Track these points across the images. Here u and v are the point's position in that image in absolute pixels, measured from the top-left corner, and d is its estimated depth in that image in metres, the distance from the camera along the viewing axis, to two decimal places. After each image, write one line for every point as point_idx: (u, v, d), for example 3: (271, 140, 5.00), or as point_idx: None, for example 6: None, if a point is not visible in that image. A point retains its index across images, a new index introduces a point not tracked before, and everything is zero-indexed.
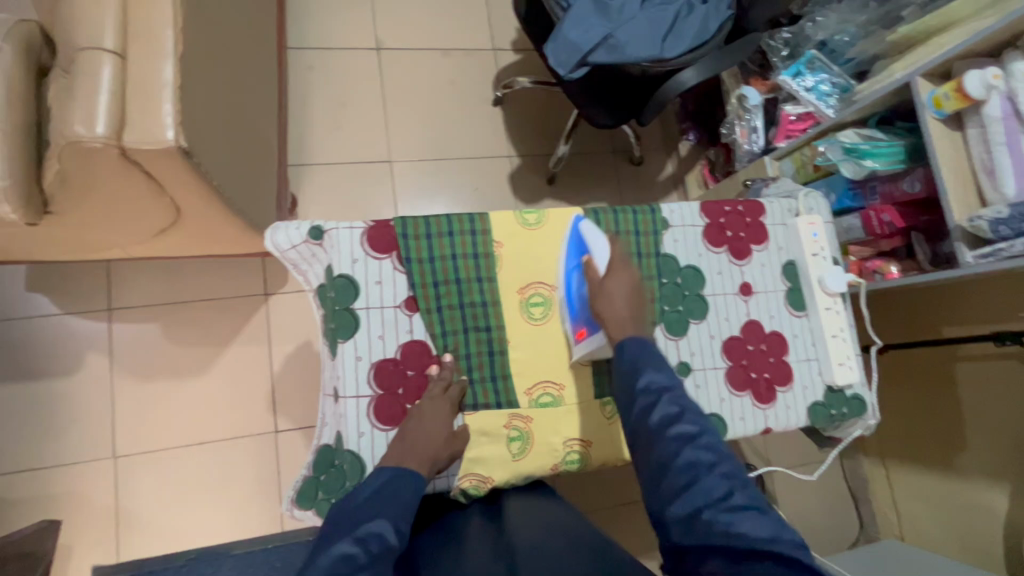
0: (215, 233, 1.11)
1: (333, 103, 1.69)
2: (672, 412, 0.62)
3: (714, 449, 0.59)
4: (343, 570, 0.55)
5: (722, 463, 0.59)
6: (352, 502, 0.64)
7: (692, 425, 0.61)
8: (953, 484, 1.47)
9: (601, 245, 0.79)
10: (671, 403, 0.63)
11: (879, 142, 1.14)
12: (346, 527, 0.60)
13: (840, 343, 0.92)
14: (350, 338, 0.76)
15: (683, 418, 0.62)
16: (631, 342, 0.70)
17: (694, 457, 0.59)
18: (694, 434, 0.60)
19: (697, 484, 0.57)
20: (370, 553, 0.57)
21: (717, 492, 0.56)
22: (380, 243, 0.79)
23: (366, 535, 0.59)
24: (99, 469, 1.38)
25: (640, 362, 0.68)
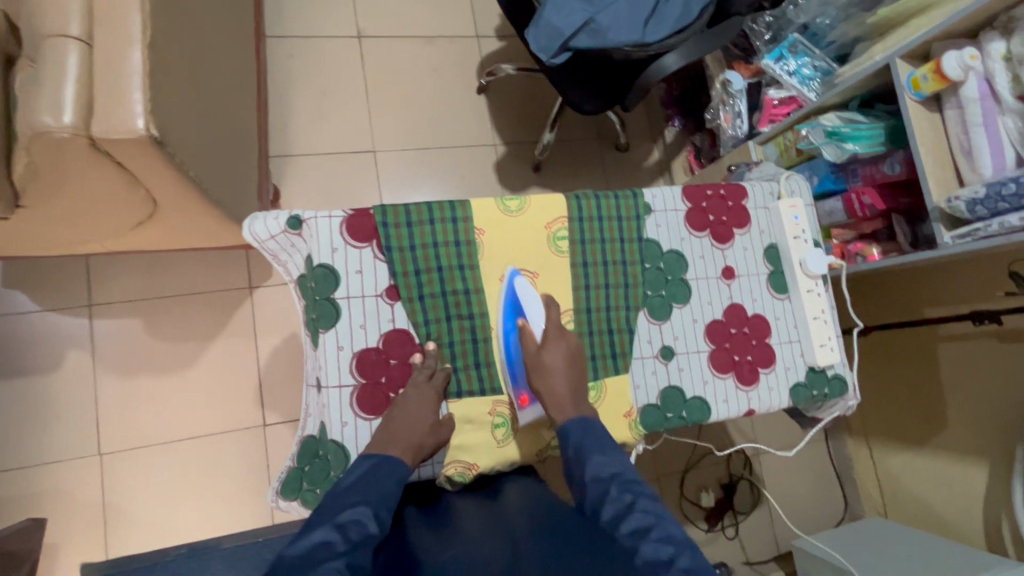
0: (195, 225, 1.09)
1: (314, 92, 1.67)
2: (611, 479, 0.63)
3: (654, 515, 0.59)
4: (321, 554, 0.55)
5: (663, 528, 0.57)
6: (337, 490, 0.64)
7: (630, 491, 0.61)
8: (935, 461, 1.51)
9: (535, 304, 0.80)
10: (611, 472, 0.64)
11: (859, 125, 1.14)
12: (327, 514, 0.60)
13: (822, 324, 0.93)
14: (332, 328, 0.76)
15: (621, 485, 0.62)
16: (573, 424, 0.70)
17: (634, 523, 0.57)
18: (632, 500, 0.60)
19: (639, 551, 0.55)
20: (349, 540, 0.57)
21: (660, 555, 0.54)
22: (359, 232, 0.78)
23: (345, 522, 0.59)
24: (84, 466, 1.37)
25: (578, 432, 0.69)
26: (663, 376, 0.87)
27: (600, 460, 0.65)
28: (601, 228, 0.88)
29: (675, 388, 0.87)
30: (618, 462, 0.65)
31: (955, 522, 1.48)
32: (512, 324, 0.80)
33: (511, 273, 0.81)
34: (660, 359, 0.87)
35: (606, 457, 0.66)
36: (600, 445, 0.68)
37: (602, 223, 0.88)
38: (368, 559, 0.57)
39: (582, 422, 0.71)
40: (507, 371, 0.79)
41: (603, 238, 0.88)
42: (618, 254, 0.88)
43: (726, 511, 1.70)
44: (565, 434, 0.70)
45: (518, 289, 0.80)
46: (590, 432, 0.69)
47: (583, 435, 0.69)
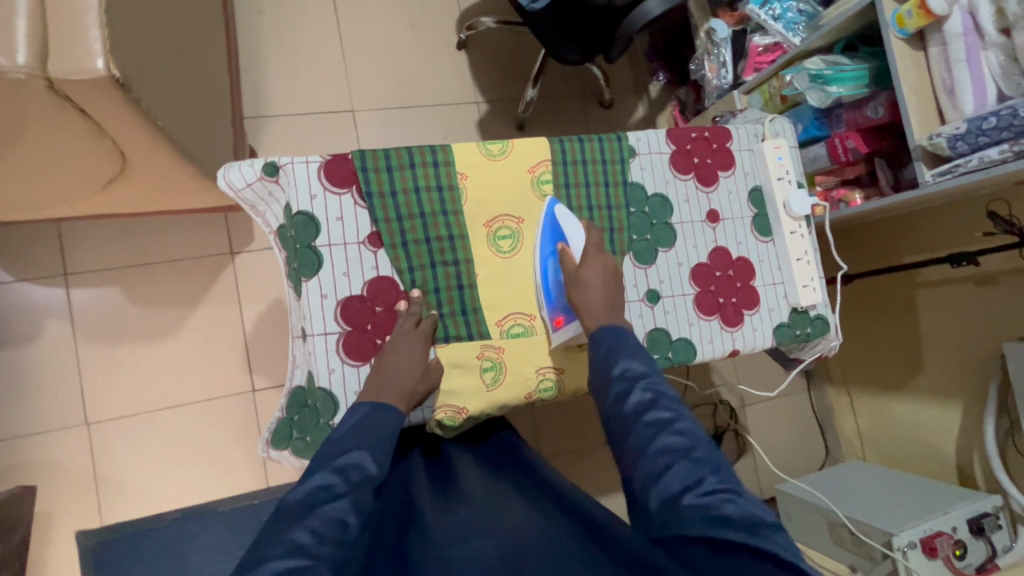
0: (168, 184, 1.06)
1: (287, 50, 1.60)
2: (635, 377, 0.65)
3: (675, 411, 0.61)
4: (321, 497, 0.56)
5: (683, 423, 0.60)
6: (336, 433, 0.65)
7: (653, 388, 0.63)
8: (914, 405, 1.56)
9: (575, 228, 0.81)
10: (638, 370, 0.65)
11: (843, 67, 1.13)
12: (326, 457, 0.61)
13: (805, 265, 0.94)
14: (314, 276, 0.74)
15: (646, 384, 0.64)
16: (603, 330, 0.71)
17: (656, 417, 0.60)
18: (655, 397, 0.62)
19: (657, 442, 0.58)
20: (350, 481, 0.58)
21: (676, 444, 0.57)
22: (337, 177, 0.76)
23: (345, 466, 0.60)
24: (71, 436, 1.36)
25: (609, 336, 0.70)
26: (649, 319, 0.87)
27: (630, 360, 0.67)
28: (585, 172, 0.87)
29: (661, 330, 0.88)
30: (645, 363, 0.67)
31: (930, 460, 1.54)
32: (552, 249, 0.81)
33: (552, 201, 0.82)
34: (646, 303, 0.88)
35: (634, 357, 0.67)
36: (628, 347, 0.69)
37: (586, 167, 0.87)
38: (370, 498, 0.59)
39: (612, 326, 0.72)
40: (541, 291, 0.81)
41: (588, 183, 0.87)
42: (603, 198, 0.87)
43: None
44: (596, 338, 0.71)
45: (558, 215, 0.81)
46: (621, 336, 0.70)
47: (613, 339, 0.70)
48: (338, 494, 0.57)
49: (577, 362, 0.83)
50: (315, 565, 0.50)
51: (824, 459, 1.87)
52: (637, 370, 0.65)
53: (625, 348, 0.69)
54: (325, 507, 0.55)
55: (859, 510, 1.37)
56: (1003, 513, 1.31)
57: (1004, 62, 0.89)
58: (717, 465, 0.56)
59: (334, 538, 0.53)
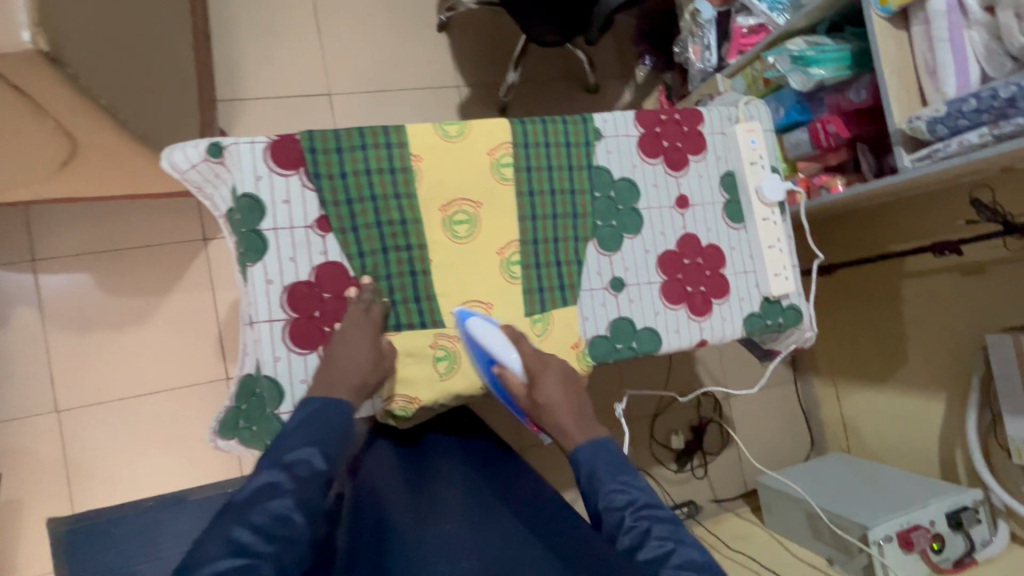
0: (126, 166, 1.03)
1: (262, 31, 1.56)
2: (625, 506, 0.65)
3: (671, 538, 0.62)
4: (264, 495, 0.57)
5: (681, 552, 0.61)
6: (286, 426, 0.64)
7: (643, 518, 0.64)
8: (898, 397, 1.53)
9: (503, 346, 0.74)
10: (624, 500, 0.65)
11: (824, 47, 1.09)
12: (273, 452, 0.61)
13: (777, 254, 0.91)
14: (259, 261, 0.72)
15: (636, 514, 0.64)
16: (583, 451, 0.71)
17: (651, 552, 0.61)
18: (647, 526, 0.63)
19: None
20: (297, 478, 0.59)
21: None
22: (285, 158, 0.73)
23: (292, 462, 0.60)
24: (42, 423, 1.34)
25: (590, 456, 0.70)
26: (613, 307, 0.85)
27: (614, 487, 0.67)
28: (548, 155, 0.83)
29: (625, 319, 0.85)
30: (631, 487, 0.67)
31: (913, 453, 1.53)
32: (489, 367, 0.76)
33: (463, 316, 0.75)
34: (610, 291, 0.85)
35: (617, 481, 0.67)
36: (610, 468, 0.69)
37: (549, 149, 0.84)
38: (317, 494, 0.59)
39: (591, 445, 0.71)
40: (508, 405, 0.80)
41: (551, 166, 0.83)
42: (566, 183, 0.84)
43: (694, 452, 1.74)
44: (575, 460, 0.71)
45: (478, 335, 0.74)
46: (600, 453, 0.70)
47: (594, 458, 0.70)
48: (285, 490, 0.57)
49: None
50: (258, 564, 0.52)
51: (809, 450, 1.85)
52: (623, 499, 0.65)
53: (608, 467, 0.69)
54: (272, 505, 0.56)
55: (836, 503, 1.36)
56: (982, 508, 1.29)
57: (987, 40, 0.85)
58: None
59: (280, 534, 0.55)
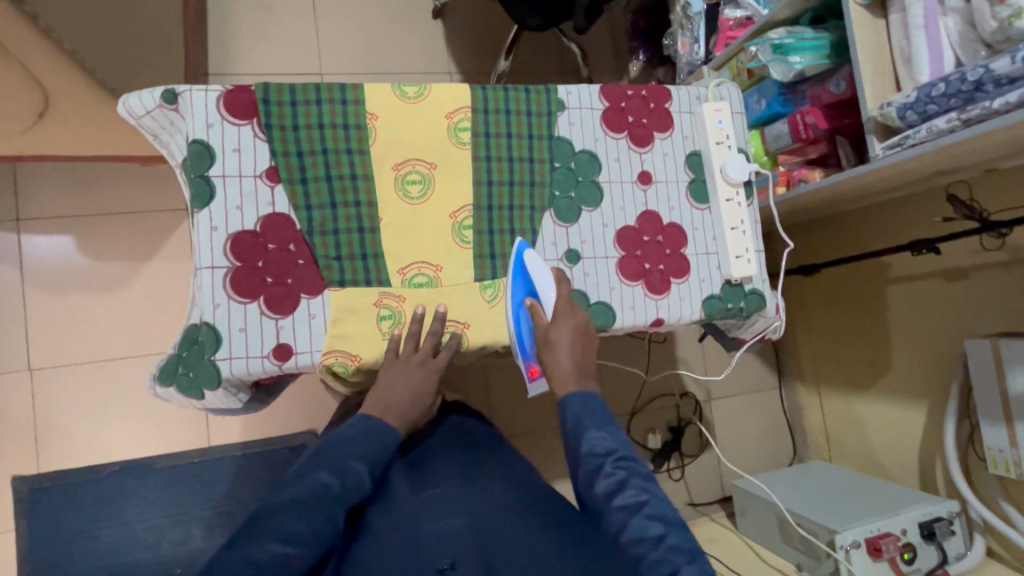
0: (103, 124, 1.05)
1: (259, 9, 1.59)
2: (606, 455, 0.71)
3: (646, 492, 0.69)
4: (316, 496, 0.70)
5: (654, 505, 0.68)
6: (340, 436, 0.76)
7: (621, 468, 0.70)
8: (879, 405, 1.50)
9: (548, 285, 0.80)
10: (607, 449, 0.71)
11: (804, 37, 1.08)
12: (329, 457, 0.73)
13: (740, 235, 0.90)
14: (206, 208, 0.72)
15: (615, 462, 0.71)
16: (574, 397, 0.75)
17: (626, 500, 0.68)
18: (626, 476, 0.70)
19: (630, 526, 0.66)
20: (346, 486, 0.72)
21: (650, 532, 0.66)
22: (238, 108, 0.73)
23: (345, 471, 0.73)
24: (14, 381, 1.35)
25: (578, 405, 0.75)
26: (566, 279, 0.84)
27: (598, 435, 0.72)
28: (508, 122, 0.83)
29: (579, 292, 0.84)
30: (613, 439, 0.73)
31: (893, 465, 1.48)
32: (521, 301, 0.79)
33: (523, 245, 0.80)
34: (565, 263, 0.84)
35: (601, 431, 0.73)
36: (595, 419, 0.74)
37: (510, 117, 0.83)
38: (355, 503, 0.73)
39: (580, 394, 0.75)
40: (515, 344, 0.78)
41: (510, 134, 0.83)
42: (526, 151, 0.84)
43: (672, 453, 1.71)
44: (563, 406, 0.75)
45: (529, 262, 0.79)
46: (589, 404, 0.75)
47: (582, 407, 0.75)
48: (339, 499, 0.71)
49: (485, 318, 0.80)
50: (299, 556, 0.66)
51: (791, 459, 1.81)
52: (603, 447, 0.72)
53: (594, 420, 0.74)
54: (324, 508, 0.69)
55: (808, 508, 1.33)
56: (958, 520, 1.25)
57: (962, 28, 0.84)
58: (688, 551, 0.66)
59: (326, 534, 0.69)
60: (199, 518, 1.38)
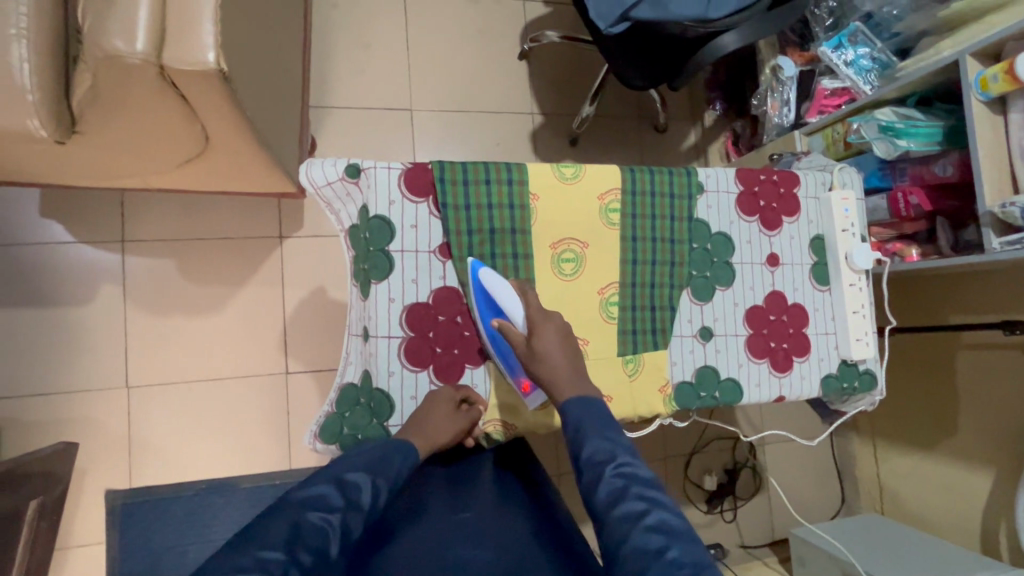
0: (239, 168, 1.09)
1: (355, 44, 1.63)
2: (605, 460, 0.63)
3: (649, 500, 0.59)
4: (315, 506, 0.60)
5: (657, 514, 0.58)
6: (345, 457, 0.68)
7: (624, 475, 0.61)
8: (940, 466, 1.50)
9: (509, 296, 0.75)
10: (607, 453, 0.63)
11: (916, 122, 1.12)
12: (331, 472, 0.65)
13: (860, 319, 0.94)
14: (385, 279, 0.77)
15: (615, 468, 0.62)
16: (572, 402, 0.69)
17: (628, 509, 0.58)
18: (626, 483, 0.60)
19: (630, 539, 0.56)
20: (346, 499, 0.62)
21: (651, 547, 0.55)
22: (417, 186, 0.78)
23: (347, 482, 0.63)
24: (112, 396, 1.40)
25: (580, 410, 0.67)
26: (700, 355, 0.88)
27: (597, 441, 0.64)
28: (653, 204, 0.87)
29: (711, 368, 0.89)
30: (613, 443, 0.64)
31: (952, 528, 1.49)
32: (490, 321, 0.78)
33: (475, 266, 0.77)
34: (699, 339, 0.88)
35: (602, 435, 0.65)
36: (598, 428, 0.66)
37: (655, 199, 0.87)
38: (356, 524, 0.61)
39: (580, 399, 0.69)
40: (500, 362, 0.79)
41: (654, 215, 0.87)
42: (668, 232, 0.88)
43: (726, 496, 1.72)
44: (563, 411, 0.69)
45: (486, 284, 0.76)
46: (590, 409, 0.68)
47: (583, 412, 0.68)
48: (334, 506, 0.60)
49: (625, 392, 0.84)
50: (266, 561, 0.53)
51: (838, 507, 1.82)
52: (603, 449, 0.63)
53: (595, 427, 0.66)
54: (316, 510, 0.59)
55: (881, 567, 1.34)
56: None
57: None
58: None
59: (314, 544, 0.57)
60: None
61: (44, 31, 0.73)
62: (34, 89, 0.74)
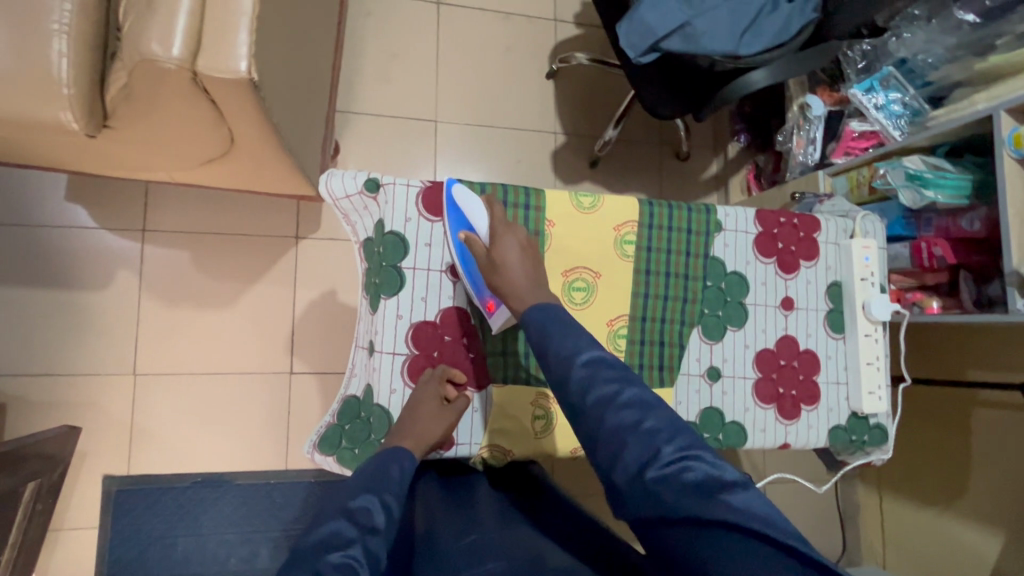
0: (261, 170, 1.11)
1: (386, 53, 1.65)
2: (573, 352, 0.63)
3: (618, 380, 0.61)
4: (331, 543, 0.56)
5: (628, 391, 0.60)
6: (345, 486, 0.65)
7: (592, 363, 0.62)
8: (945, 524, 1.45)
9: (478, 209, 0.78)
10: (574, 349, 0.63)
11: (946, 173, 1.10)
12: (336, 507, 0.61)
13: (873, 371, 0.92)
14: (394, 295, 0.77)
15: (581, 360, 0.62)
16: (533, 311, 0.69)
17: (600, 394, 0.60)
18: (594, 370, 0.61)
19: (607, 418, 0.58)
20: (360, 526, 0.58)
21: (627, 421, 0.57)
22: (434, 205, 0.79)
23: (354, 509, 0.60)
24: (119, 382, 1.42)
25: (539, 315, 0.68)
26: (706, 396, 0.86)
27: (562, 339, 0.65)
28: (669, 238, 0.86)
29: (716, 410, 0.87)
30: (577, 337, 0.65)
31: None
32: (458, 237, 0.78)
33: (448, 182, 0.78)
34: (706, 379, 0.87)
35: (565, 334, 0.65)
36: (563, 327, 0.67)
37: (671, 234, 0.86)
38: (378, 548, 0.57)
39: (542, 308, 0.69)
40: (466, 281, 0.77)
41: (670, 249, 0.86)
42: (682, 267, 0.87)
43: None
44: (525, 321, 0.69)
45: (459, 199, 0.78)
46: (552, 314, 0.68)
47: (545, 317, 0.68)
48: (349, 539, 0.56)
49: None
50: None
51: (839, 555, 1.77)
52: (569, 346, 0.64)
53: (557, 328, 0.67)
54: (332, 550, 0.55)
55: None
56: None
57: None
58: (673, 431, 0.57)
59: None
60: (267, 539, 1.43)
61: (85, 29, 0.75)
62: (70, 84, 0.75)
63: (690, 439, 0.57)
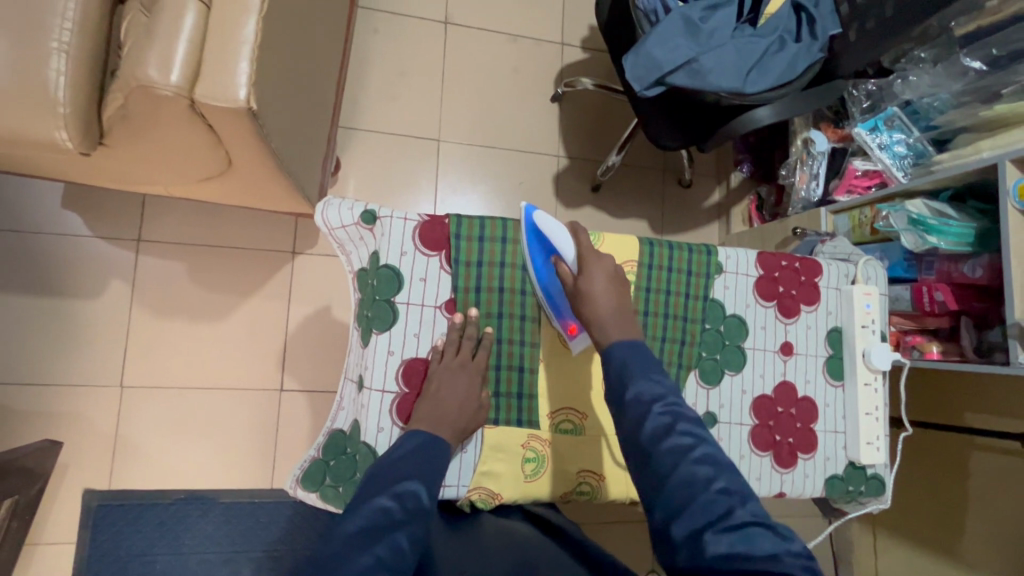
0: (259, 189, 1.09)
1: (393, 71, 1.65)
2: (652, 398, 0.61)
3: (694, 436, 0.59)
4: (382, 523, 0.60)
5: (703, 448, 0.58)
6: (389, 459, 0.68)
7: (671, 412, 0.60)
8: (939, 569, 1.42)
9: (561, 233, 0.77)
10: (655, 394, 0.61)
11: (948, 219, 1.09)
12: (382, 483, 0.64)
13: (872, 422, 0.90)
14: (386, 330, 0.77)
15: (663, 406, 0.60)
16: (620, 346, 0.67)
17: (674, 444, 0.58)
18: (673, 421, 0.60)
19: (680, 470, 0.56)
20: (408, 510, 0.62)
21: (698, 477, 0.56)
22: (430, 239, 0.79)
23: (402, 491, 0.63)
24: (106, 393, 1.39)
25: (625, 352, 0.67)
26: None
27: (646, 382, 0.63)
28: (669, 279, 0.85)
29: None
30: (658, 383, 0.63)
31: None
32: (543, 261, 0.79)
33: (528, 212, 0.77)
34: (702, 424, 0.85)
35: (648, 379, 0.63)
36: (643, 369, 0.65)
37: (671, 274, 0.85)
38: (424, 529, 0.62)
39: (627, 343, 0.68)
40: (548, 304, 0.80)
41: (669, 290, 0.85)
42: (681, 308, 0.85)
43: None
44: (608, 354, 0.67)
45: (540, 224, 0.77)
46: (637, 353, 0.67)
47: (630, 355, 0.66)
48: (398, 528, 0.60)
49: (619, 473, 0.84)
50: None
51: None
52: (650, 389, 0.62)
53: (642, 370, 0.64)
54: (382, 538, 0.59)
55: None
56: None
57: None
58: (742, 496, 0.56)
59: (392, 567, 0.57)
60: (250, 559, 1.41)
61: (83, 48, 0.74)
62: (65, 103, 0.73)
63: (757, 509, 0.56)
